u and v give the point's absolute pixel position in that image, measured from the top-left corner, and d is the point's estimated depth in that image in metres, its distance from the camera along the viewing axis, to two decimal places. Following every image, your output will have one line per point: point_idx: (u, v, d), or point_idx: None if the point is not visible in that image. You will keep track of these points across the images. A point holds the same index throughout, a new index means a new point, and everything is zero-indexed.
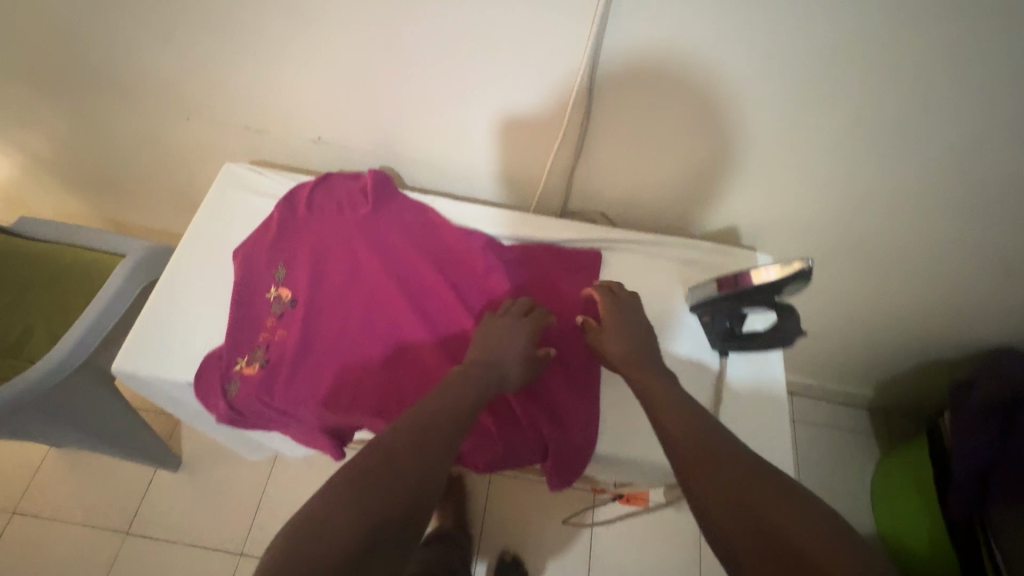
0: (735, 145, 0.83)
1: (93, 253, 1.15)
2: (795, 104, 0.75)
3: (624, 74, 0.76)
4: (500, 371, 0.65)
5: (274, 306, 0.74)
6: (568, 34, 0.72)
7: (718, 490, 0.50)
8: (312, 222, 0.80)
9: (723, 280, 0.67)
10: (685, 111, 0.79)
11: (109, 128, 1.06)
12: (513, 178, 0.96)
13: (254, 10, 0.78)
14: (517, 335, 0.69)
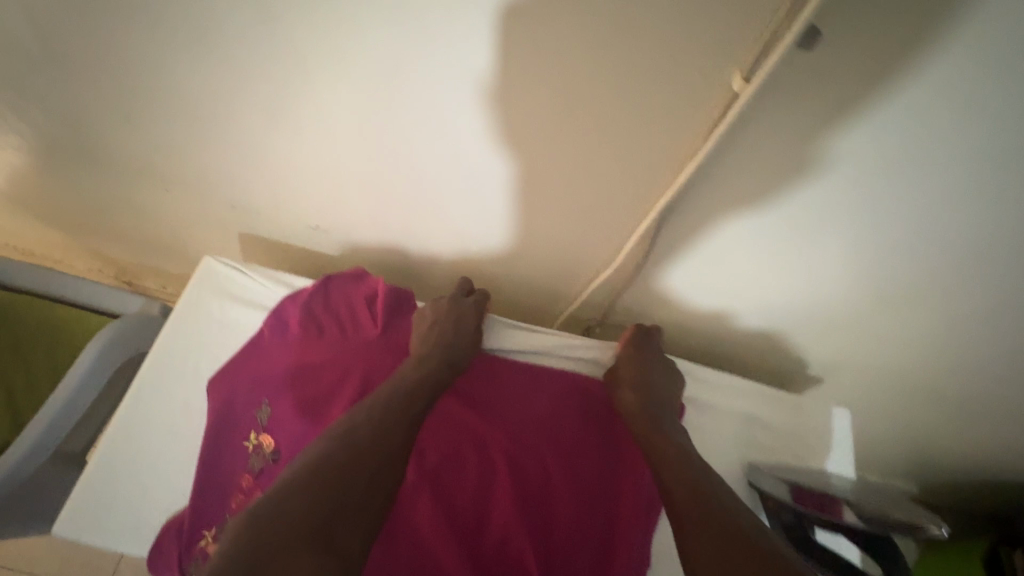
0: (812, 287, 0.70)
1: (71, 308, 1.04)
2: (901, 262, 0.62)
3: (695, 212, 0.63)
4: (449, 359, 0.65)
5: (252, 459, 0.61)
6: (628, 153, 0.59)
7: (688, 491, 0.52)
8: (306, 346, 0.67)
9: (807, 496, 0.58)
10: (761, 247, 0.66)
11: (90, 170, 0.94)
12: (547, 274, 0.84)
13: (259, 101, 0.66)
14: (464, 323, 0.70)
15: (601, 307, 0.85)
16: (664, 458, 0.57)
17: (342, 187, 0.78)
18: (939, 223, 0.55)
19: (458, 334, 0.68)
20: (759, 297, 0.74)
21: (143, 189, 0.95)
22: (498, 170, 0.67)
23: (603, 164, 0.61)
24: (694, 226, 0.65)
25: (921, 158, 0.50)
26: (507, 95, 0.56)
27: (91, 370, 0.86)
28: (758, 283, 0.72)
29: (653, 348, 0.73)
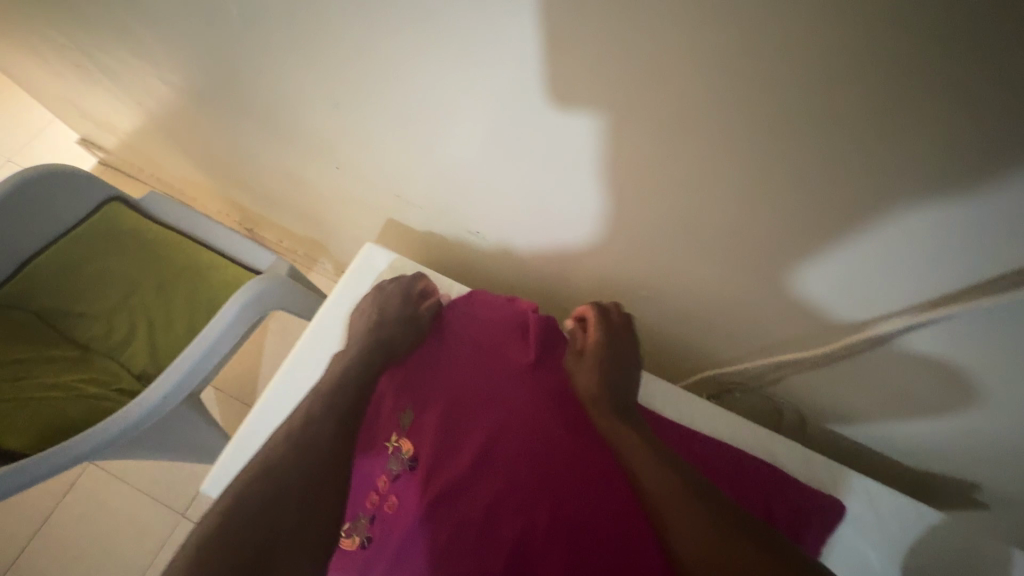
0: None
1: (209, 251, 1.09)
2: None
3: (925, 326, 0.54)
4: (387, 339, 0.69)
5: (391, 462, 0.63)
6: (862, 256, 0.51)
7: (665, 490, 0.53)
8: (447, 361, 0.70)
9: None
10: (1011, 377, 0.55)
11: (254, 124, 0.96)
12: (695, 328, 0.78)
13: (432, 104, 0.62)
14: (395, 303, 0.73)
15: (755, 376, 0.77)
16: (636, 456, 0.57)
17: (520, 208, 0.74)
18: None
19: (384, 309, 0.72)
20: (968, 417, 0.63)
21: (302, 154, 0.96)
22: (685, 232, 0.61)
23: (823, 256, 0.53)
24: (930, 339, 0.56)
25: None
26: (758, 182, 0.49)
27: (223, 334, 0.89)
28: (973, 404, 0.61)
29: (612, 335, 0.70)
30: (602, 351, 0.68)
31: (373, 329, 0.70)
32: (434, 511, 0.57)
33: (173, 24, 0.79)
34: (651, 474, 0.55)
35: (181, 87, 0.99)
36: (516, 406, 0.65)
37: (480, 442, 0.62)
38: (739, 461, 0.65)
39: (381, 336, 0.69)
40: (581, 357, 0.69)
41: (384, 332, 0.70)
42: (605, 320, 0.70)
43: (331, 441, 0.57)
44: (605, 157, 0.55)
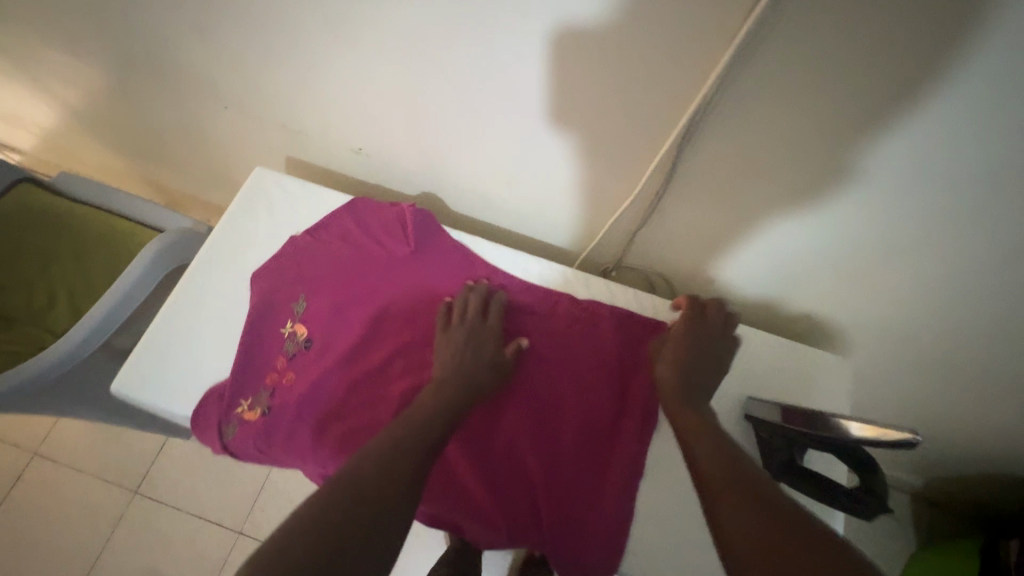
0: (846, 253, 0.65)
1: (126, 221, 1.13)
2: (949, 254, 0.58)
3: (713, 149, 0.61)
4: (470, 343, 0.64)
5: (287, 344, 0.68)
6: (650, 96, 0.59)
7: (724, 480, 0.47)
8: (335, 255, 0.72)
9: (792, 412, 0.59)
10: (787, 196, 0.62)
11: (151, 94, 1.01)
12: (569, 226, 0.86)
13: (295, 23, 0.69)
14: (476, 325, 0.66)
15: (619, 246, 0.84)
16: (701, 447, 0.52)
17: (390, 110, 0.78)
18: (999, 218, 0.52)
19: (475, 333, 0.65)
20: (781, 250, 0.70)
21: (198, 114, 0.99)
22: (526, 118, 0.70)
23: (632, 114, 0.62)
24: (716, 170, 0.64)
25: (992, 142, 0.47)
26: (561, 44, 0.57)
27: (140, 277, 0.96)
28: (779, 239, 0.69)
29: (704, 329, 0.66)
30: (695, 334, 0.65)
31: (461, 334, 0.65)
32: (331, 382, 0.66)
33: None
34: (717, 466, 0.49)
35: (75, 62, 1.01)
36: (409, 299, 0.71)
37: (380, 341, 0.69)
38: (610, 313, 0.73)
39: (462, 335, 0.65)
40: (663, 342, 0.67)
41: (459, 345, 0.64)
42: (699, 309, 0.68)
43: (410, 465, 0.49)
44: (444, 42, 0.64)
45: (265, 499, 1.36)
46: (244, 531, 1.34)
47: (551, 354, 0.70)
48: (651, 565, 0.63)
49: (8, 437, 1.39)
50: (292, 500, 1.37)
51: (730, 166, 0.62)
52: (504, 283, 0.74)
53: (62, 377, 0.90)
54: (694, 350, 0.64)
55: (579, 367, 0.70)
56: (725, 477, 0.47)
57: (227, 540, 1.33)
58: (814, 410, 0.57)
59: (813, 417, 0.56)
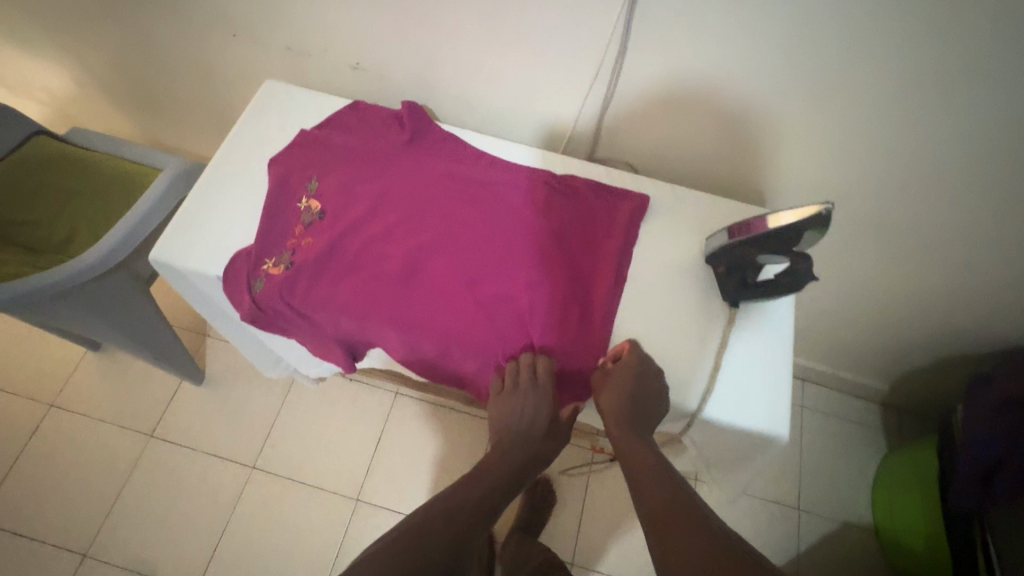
0: (779, 86, 0.79)
1: (136, 164, 1.21)
2: (858, 65, 0.73)
3: (659, 11, 0.74)
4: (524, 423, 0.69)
5: (304, 216, 0.77)
6: None
7: (660, 499, 0.57)
8: (340, 144, 0.82)
9: (736, 228, 0.69)
10: (724, 41, 0.76)
11: (156, 40, 1.10)
12: (545, 124, 0.97)
13: None
14: (532, 400, 0.69)
15: (590, 140, 0.98)
16: (641, 473, 0.61)
17: (378, 21, 0.88)
18: (885, 20, 0.67)
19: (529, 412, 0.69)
20: (729, 97, 0.83)
21: (201, 53, 1.08)
22: (502, 12, 0.81)
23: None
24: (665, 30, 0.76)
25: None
26: None
27: (154, 206, 1.06)
28: (724, 85, 0.82)
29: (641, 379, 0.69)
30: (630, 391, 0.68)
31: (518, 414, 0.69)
32: (343, 249, 0.76)
33: None
34: (655, 487, 0.58)
35: (86, 14, 1.10)
36: (407, 178, 0.81)
37: (385, 217, 0.78)
38: (584, 182, 0.84)
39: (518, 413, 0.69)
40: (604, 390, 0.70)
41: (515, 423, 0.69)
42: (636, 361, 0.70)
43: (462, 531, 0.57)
44: None
45: (277, 433, 1.44)
46: (258, 465, 1.41)
47: (533, 215, 0.81)
48: None
49: (24, 392, 1.45)
50: (303, 433, 1.45)
51: (676, 26, 0.75)
52: (490, 161, 0.85)
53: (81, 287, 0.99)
54: (631, 400, 0.67)
55: (559, 227, 0.80)
56: (664, 498, 0.57)
57: (242, 474, 1.40)
58: (737, 224, 0.69)
59: (751, 225, 0.67)
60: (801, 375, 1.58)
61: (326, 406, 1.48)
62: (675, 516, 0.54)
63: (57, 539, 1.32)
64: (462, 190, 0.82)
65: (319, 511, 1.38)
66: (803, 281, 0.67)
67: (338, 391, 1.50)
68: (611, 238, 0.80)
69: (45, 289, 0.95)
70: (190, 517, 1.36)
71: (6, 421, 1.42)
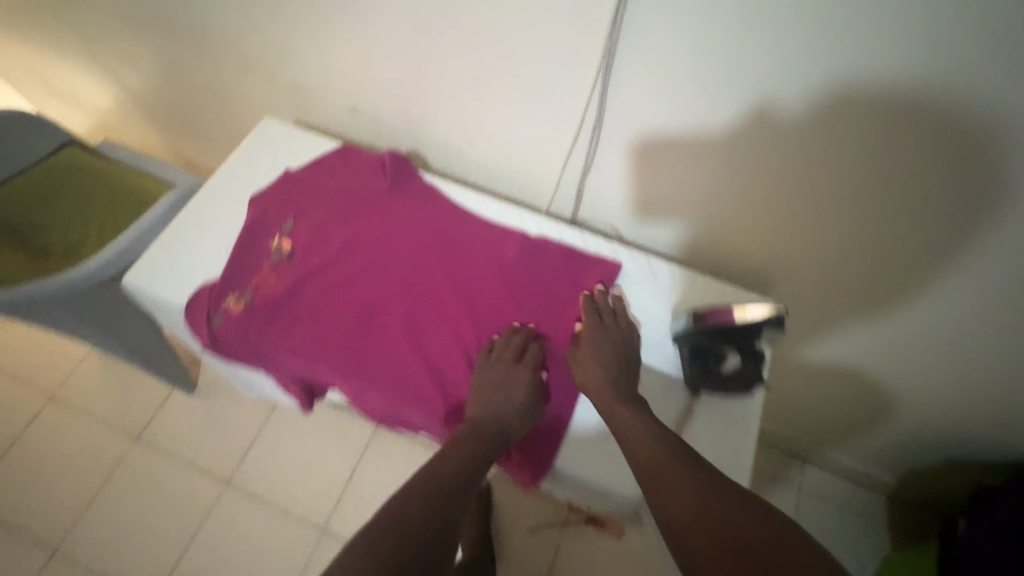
0: (762, 166, 0.76)
1: (153, 180, 1.27)
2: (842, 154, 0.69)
3: (634, 85, 0.74)
4: (503, 397, 0.67)
5: (273, 254, 0.79)
6: (582, 38, 0.71)
7: (647, 450, 0.58)
8: (320, 185, 0.84)
9: (697, 313, 0.67)
10: (704, 119, 0.74)
11: (181, 68, 1.17)
12: (532, 178, 0.97)
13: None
14: (515, 381, 0.69)
15: (574, 202, 0.97)
16: (629, 434, 0.61)
17: (372, 68, 0.91)
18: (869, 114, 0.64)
19: (510, 391, 0.68)
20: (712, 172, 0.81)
21: (218, 82, 1.14)
22: (487, 73, 0.82)
23: (570, 57, 0.74)
24: (644, 101, 0.75)
25: (846, 44, 0.59)
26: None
27: (150, 227, 1.10)
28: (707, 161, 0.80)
29: (615, 335, 0.72)
30: (608, 348, 0.70)
31: (497, 382, 0.68)
32: (306, 291, 0.76)
33: None
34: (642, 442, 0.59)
35: (120, 39, 1.18)
36: (380, 226, 0.82)
37: (351, 266, 0.79)
38: (559, 246, 0.83)
39: (502, 387, 0.68)
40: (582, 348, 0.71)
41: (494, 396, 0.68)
42: (614, 317, 0.74)
43: (454, 483, 0.57)
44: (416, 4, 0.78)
45: (255, 451, 1.45)
46: (231, 482, 1.42)
47: (500, 276, 0.80)
48: (583, 462, 0.70)
49: (28, 380, 1.52)
50: (279, 453, 1.45)
51: (654, 96, 0.74)
52: (463, 216, 0.85)
53: (69, 298, 1.03)
54: (609, 355, 0.69)
55: (524, 292, 0.79)
56: (651, 456, 0.58)
57: (215, 488, 1.41)
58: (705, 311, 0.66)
59: (714, 313, 0.65)
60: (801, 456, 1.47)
61: (306, 429, 1.48)
62: (660, 472, 0.56)
63: (30, 529, 1.35)
64: (433, 244, 0.82)
65: (283, 535, 1.36)
66: (755, 378, 0.66)
67: (320, 415, 1.50)
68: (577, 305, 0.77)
69: (35, 297, 0.98)
70: (157, 525, 1.37)
71: (6, 407, 1.48)
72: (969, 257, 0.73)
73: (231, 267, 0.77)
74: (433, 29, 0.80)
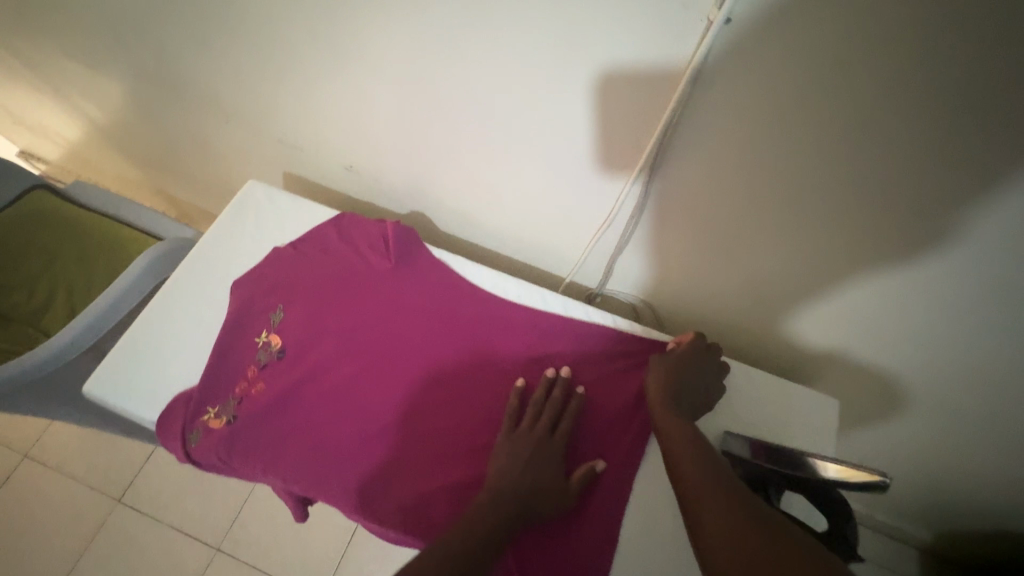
0: None
1: (129, 230, 1.16)
2: (927, 274, 0.58)
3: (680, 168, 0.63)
4: (535, 473, 0.58)
5: (260, 354, 0.68)
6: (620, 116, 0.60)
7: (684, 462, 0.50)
8: (313, 266, 0.73)
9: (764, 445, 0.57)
10: (760, 210, 0.63)
11: (157, 113, 1.06)
12: (551, 247, 0.87)
13: (287, 46, 0.74)
14: (546, 459, 0.60)
15: (598, 274, 0.87)
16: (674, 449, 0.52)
17: (371, 126, 0.80)
18: (965, 241, 0.52)
19: (541, 469, 0.59)
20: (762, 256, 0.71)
21: (200, 129, 1.03)
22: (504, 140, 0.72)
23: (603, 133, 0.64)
24: (689, 188, 0.64)
25: (956, 165, 0.47)
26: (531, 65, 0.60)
27: (125, 292, 0.98)
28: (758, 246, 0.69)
29: (680, 386, 0.62)
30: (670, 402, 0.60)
31: (528, 451, 0.60)
32: (297, 398, 0.66)
33: (73, 17, 0.90)
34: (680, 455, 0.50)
35: (89, 80, 1.07)
36: (383, 315, 0.72)
37: (350, 365, 0.68)
38: (591, 333, 0.72)
39: (534, 462, 0.59)
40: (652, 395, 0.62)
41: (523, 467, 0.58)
42: (687, 360, 0.64)
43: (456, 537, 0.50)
44: (422, 64, 0.67)
45: (247, 512, 1.35)
46: (222, 547, 1.32)
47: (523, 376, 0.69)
48: None
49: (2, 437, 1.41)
50: (273, 514, 1.36)
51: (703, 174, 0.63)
52: (478, 299, 0.74)
53: (33, 384, 0.91)
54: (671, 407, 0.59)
55: None
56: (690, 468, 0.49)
57: (204, 555, 1.31)
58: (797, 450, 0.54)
59: (785, 453, 0.55)
60: None
61: None
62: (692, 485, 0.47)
63: None
64: (444, 334, 0.71)
65: None
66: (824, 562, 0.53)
67: None
68: (615, 413, 0.66)
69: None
70: None
71: None
72: None
73: (211, 373, 0.66)
74: (442, 91, 0.69)
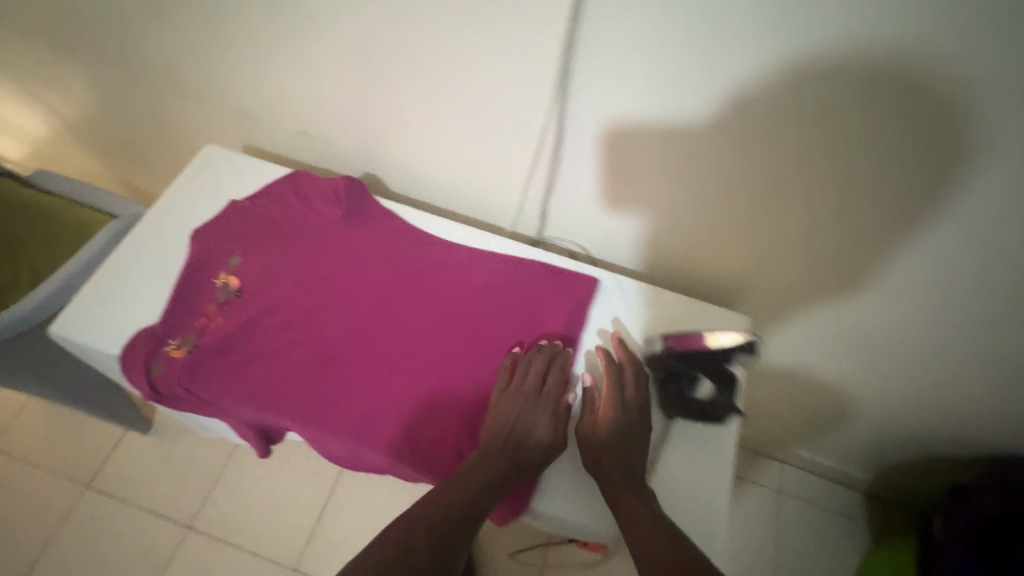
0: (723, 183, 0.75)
1: (92, 212, 1.19)
2: None
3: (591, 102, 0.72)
4: (523, 430, 0.63)
5: (218, 293, 0.74)
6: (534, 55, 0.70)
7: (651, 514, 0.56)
8: (268, 216, 0.79)
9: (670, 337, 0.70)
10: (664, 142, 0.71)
11: (116, 95, 1.10)
12: (494, 199, 0.94)
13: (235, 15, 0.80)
14: (536, 415, 0.64)
15: (537, 223, 0.94)
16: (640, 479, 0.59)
17: (318, 90, 0.87)
18: None
19: (529, 424, 0.64)
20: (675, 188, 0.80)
21: (158, 109, 1.08)
22: (439, 93, 0.79)
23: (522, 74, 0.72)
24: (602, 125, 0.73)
25: None
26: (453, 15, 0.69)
27: (88, 262, 1.02)
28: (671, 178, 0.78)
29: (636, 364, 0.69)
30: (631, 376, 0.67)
31: (517, 409, 0.64)
32: (254, 331, 0.72)
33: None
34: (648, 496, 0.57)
35: (48, 67, 1.11)
36: (334, 257, 0.78)
37: (303, 302, 0.74)
38: (527, 266, 0.79)
39: (522, 418, 0.64)
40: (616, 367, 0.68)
41: (511, 426, 0.63)
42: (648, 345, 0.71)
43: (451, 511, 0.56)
44: (358, 24, 0.74)
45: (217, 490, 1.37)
46: (194, 526, 1.33)
47: (467, 309, 0.76)
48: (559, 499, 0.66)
49: None
50: (244, 491, 1.38)
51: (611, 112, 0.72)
52: (423, 241, 0.81)
53: None
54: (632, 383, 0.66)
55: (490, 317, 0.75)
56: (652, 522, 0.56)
57: (176, 534, 1.32)
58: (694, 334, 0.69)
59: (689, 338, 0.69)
60: (779, 457, 1.46)
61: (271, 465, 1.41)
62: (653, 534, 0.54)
63: None
64: (392, 272, 0.78)
65: None
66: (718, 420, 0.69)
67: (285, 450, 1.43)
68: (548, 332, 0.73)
69: None
70: None
71: None
72: (932, 269, 0.72)
73: (174, 310, 0.72)
74: (379, 49, 0.76)
